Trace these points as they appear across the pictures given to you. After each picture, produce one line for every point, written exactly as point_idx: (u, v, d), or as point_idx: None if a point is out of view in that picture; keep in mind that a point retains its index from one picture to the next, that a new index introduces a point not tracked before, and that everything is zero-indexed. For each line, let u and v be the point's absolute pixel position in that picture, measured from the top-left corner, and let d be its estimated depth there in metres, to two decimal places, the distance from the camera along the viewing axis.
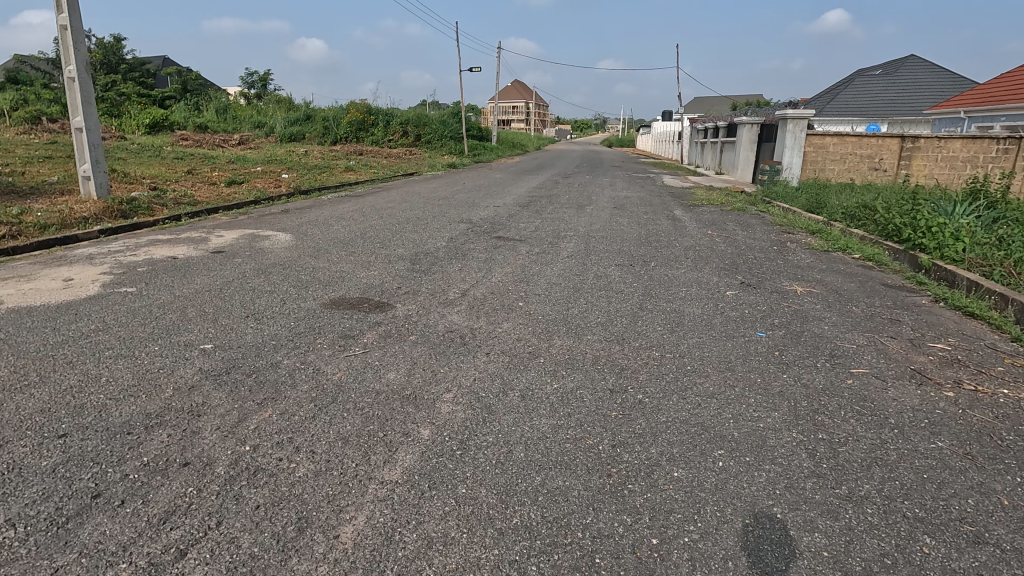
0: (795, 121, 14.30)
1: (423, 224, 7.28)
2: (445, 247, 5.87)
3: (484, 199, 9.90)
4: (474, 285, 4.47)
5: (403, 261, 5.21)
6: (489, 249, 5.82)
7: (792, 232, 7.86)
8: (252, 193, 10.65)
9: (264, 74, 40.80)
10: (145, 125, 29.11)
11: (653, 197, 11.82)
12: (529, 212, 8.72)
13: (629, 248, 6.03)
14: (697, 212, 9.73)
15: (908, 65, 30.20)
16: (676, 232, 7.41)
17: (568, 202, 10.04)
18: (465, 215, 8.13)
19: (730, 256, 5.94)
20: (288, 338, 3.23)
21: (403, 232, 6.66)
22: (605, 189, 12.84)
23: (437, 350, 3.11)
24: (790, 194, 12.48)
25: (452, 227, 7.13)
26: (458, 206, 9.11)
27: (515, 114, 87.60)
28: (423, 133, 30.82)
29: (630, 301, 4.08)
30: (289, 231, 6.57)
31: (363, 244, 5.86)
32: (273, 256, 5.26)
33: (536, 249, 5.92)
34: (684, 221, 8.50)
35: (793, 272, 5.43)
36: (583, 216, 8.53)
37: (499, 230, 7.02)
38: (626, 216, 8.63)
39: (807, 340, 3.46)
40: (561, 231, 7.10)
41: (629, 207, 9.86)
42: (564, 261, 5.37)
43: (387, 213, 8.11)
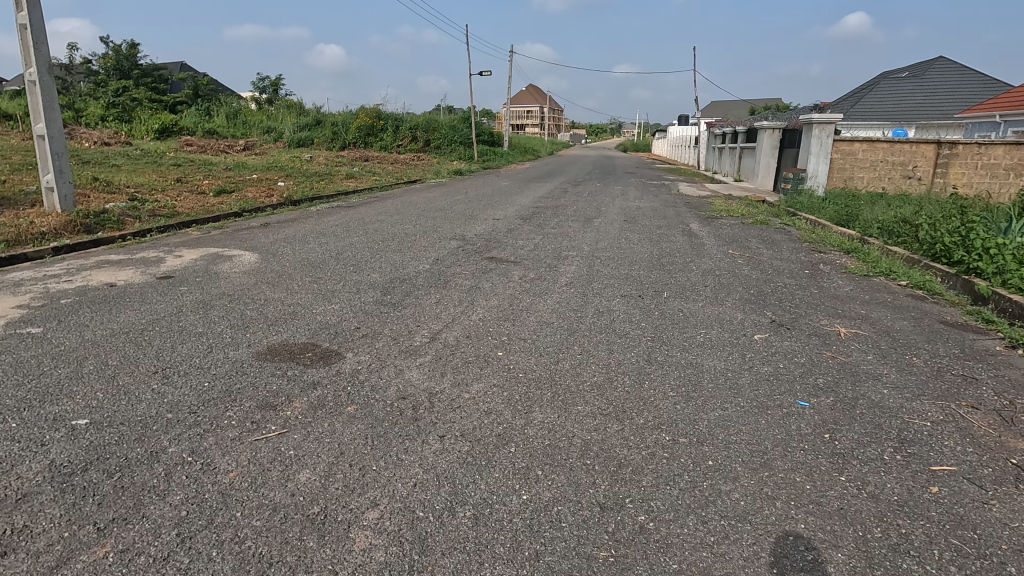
0: (821, 126, 13.36)
1: (411, 241, 6.60)
2: (427, 271, 5.17)
3: (485, 212, 9.16)
4: (449, 324, 3.74)
5: (375, 290, 4.52)
6: (477, 274, 5.10)
7: (823, 251, 7.02)
8: (239, 202, 10.06)
9: (275, 79, 40.66)
10: (154, 130, 28.95)
11: (668, 208, 11.00)
12: (530, 226, 7.98)
13: (638, 272, 5.27)
14: (715, 226, 8.90)
15: (936, 68, 28.99)
16: (692, 251, 6.62)
17: (575, 215, 9.28)
18: (460, 230, 7.43)
19: (755, 283, 5.14)
20: (190, 409, 2.51)
21: (385, 251, 5.96)
22: (616, 199, 12.06)
23: (376, 432, 2.36)
24: (816, 204, 11.58)
25: (441, 245, 6.44)
26: (455, 219, 8.42)
27: (529, 119, 87.09)
28: (433, 138, 30.26)
29: (635, 351, 3.32)
30: (258, 250, 5.92)
31: (335, 267, 5.20)
32: (226, 283, 4.58)
33: (531, 273, 5.19)
34: (700, 237, 7.70)
35: (831, 305, 4.60)
36: (588, 231, 7.79)
37: (493, 249, 6.30)
38: (636, 232, 7.85)
39: (863, 414, 2.67)
40: (562, 250, 6.35)
41: (640, 219, 9.09)
42: (561, 290, 4.64)
43: (374, 228, 7.43)
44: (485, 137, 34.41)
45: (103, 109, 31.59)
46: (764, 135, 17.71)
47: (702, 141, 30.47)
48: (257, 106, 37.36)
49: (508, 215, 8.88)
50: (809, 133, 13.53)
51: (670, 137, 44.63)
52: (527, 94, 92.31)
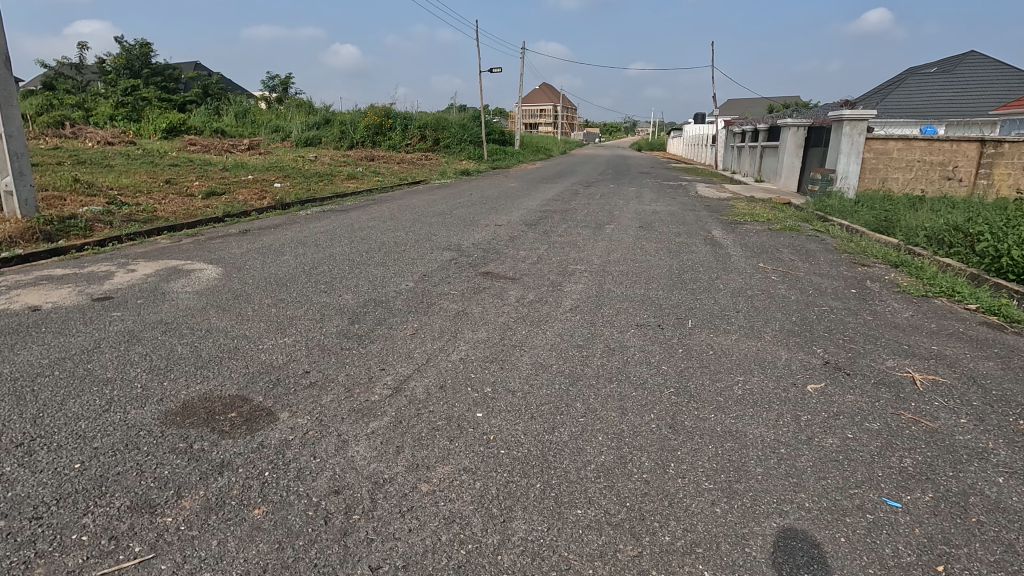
0: (852, 123, 12.43)
1: (401, 251, 5.92)
2: (410, 290, 4.47)
3: (487, 217, 8.45)
4: (423, 364, 3.04)
5: (345, 315, 3.84)
6: (469, 294, 4.39)
7: (867, 263, 6.18)
8: (226, 205, 9.44)
9: (285, 78, 40.33)
10: (162, 129, 28.68)
11: (686, 212, 10.20)
12: (535, 234, 7.26)
13: (655, 292, 4.53)
14: (739, 233, 8.10)
15: (968, 62, 27.64)
16: (716, 263, 5.85)
17: (585, 220, 8.53)
18: (457, 239, 6.74)
19: (795, 307, 4.35)
20: (36, 512, 1.81)
21: (367, 265, 5.27)
22: (630, 202, 11.28)
23: (282, 561, 1.64)
24: (848, 208, 10.70)
25: (434, 256, 5.76)
26: (454, 225, 7.73)
27: (542, 118, 86.27)
28: (442, 137, 29.63)
29: (655, 408, 2.59)
30: (226, 262, 5.27)
31: (307, 285, 4.54)
32: (170, 306, 3.91)
33: (532, 293, 4.48)
34: (724, 247, 6.90)
35: (891, 337, 3.80)
36: (599, 239, 7.05)
37: (491, 262, 5.60)
38: (652, 240, 7.10)
39: (983, 524, 1.88)
40: (569, 263, 5.61)
41: (656, 225, 8.32)
42: (564, 315, 3.92)
43: (363, 235, 6.77)
44: (496, 136, 33.69)
45: (112, 108, 31.42)
46: (788, 133, 16.74)
47: (720, 140, 29.43)
48: (267, 105, 37.04)
49: (512, 221, 8.17)
50: (839, 130, 12.60)
51: (685, 137, 43.75)
52: (541, 93, 91.41)
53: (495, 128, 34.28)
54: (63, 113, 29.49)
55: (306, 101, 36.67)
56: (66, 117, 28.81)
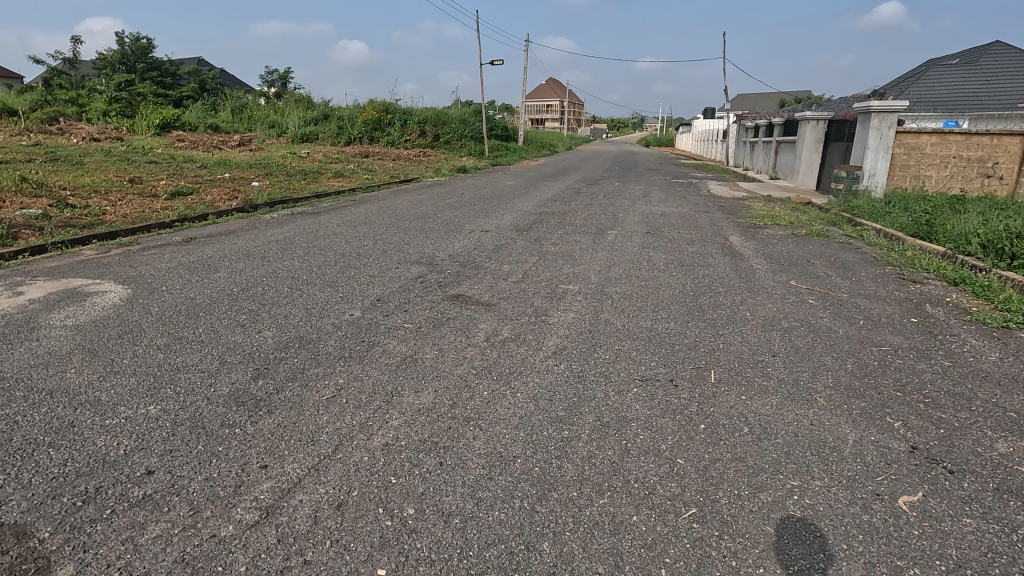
0: (881, 115, 11.35)
1: (361, 265, 5.00)
2: (353, 322, 3.53)
3: (474, 221, 7.51)
4: (328, 455, 2.10)
5: (254, 362, 2.91)
6: (426, 329, 3.45)
7: (918, 279, 5.17)
8: (188, 207, 8.56)
9: (283, 73, 39.48)
10: (156, 125, 27.90)
11: (699, 214, 9.19)
12: (525, 242, 6.31)
13: (665, 326, 3.58)
14: (760, 240, 7.09)
15: (993, 53, 26.28)
16: (738, 281, 4.86)
17: (585, 225, 7.57)
18: (432, 248, 5.80)
19: (846, 347, 3.37)
20: None
21: (313, 284, 4.34)
22: (637, 203, 10.26)
23: None
24: (878, 209, 9.66)
25: (399, 272, 4.81)
26: (434, 230, 6.80)
27: (548, 113, 85.10)
28: (442, 132, 28.64)
29: (666, 554, 1.63)
30: (142, 281, 4.36)
31: (225, 314, 3.61)
32: (28, 349, 2.99)
33: (507, 326, 3.54)
34: (745, 258, 5.91)
35: (985, 395, 2.81)
36: (598, 248, 6.09)
37: (466, 279, 4.66)
38: (661, 249, 6.11)
39: None
40: (559, 282, 4.65)
41: (665, 230, 7.34)
42: (544, 363, 2.97)
43: (324, 245, 5.84)
44: (499, 132, 32.64)
45: (106, 104, 30.69)
46: (806, 127, 15.62)
47: (732, 135, 28.24)
48: (264, 100, 36.23)
49: (501, 226, 7.22)
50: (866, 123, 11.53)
51: (694, 133, 42.61)
52: (547, 87, 90.06)
53: (498, 123, 33.23)
54: (55, 109, 28.86)
55: (305, 96, 35.86)
56: (58, 113, 28.17)
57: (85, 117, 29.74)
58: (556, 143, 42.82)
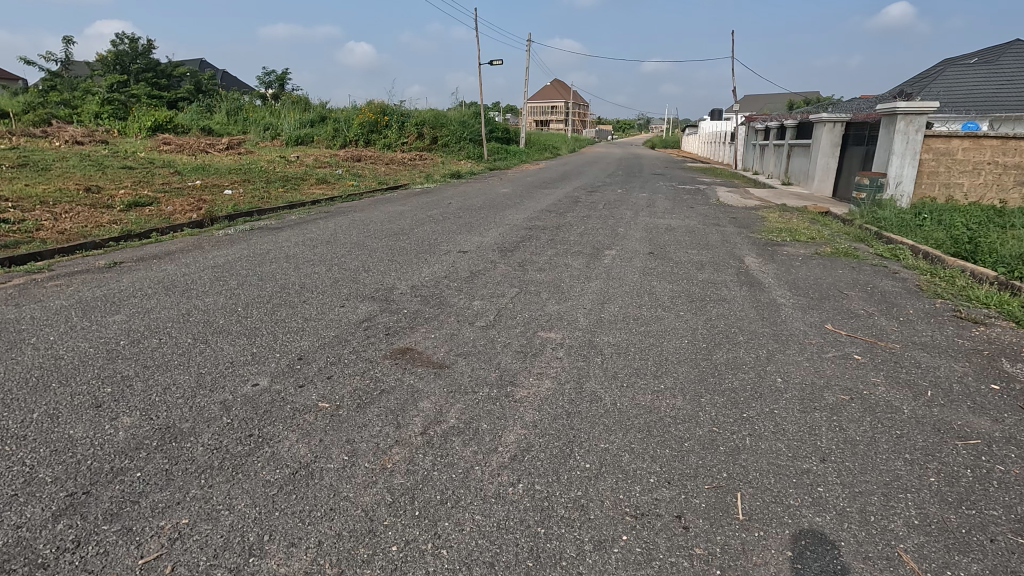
0: (907, 118, 10.36)
1: (300, 301, 4.12)
2: (251, 400, 2.64)
3: (453, 240, 6.63)
4: None
5: (74, 480, 2.02)
6: (344, 411, 2.56)
7: (981, 319, 4.22)
8: (140, 221, 7.75)
9: (281, 74, 38.84)
10: (148, 128, 27.20)
11: (708, 228, 8.25)
12: (506, 267, 5.41)
13: (668, 405, 2.67)
14: (780, 262, 6.15)
15: (1014, 51, 25.16)
16: (759, 323, 3.94)
17: (579, 244, 6.66)
18: (394, 276, 4.92)
19: (921, 441, 2.44)
20: None
21: (227, 334, 3.46)
22: (639, 214, 9.35)
23: None
24: (908, 222, 8.68)
25: (342, 311, 3.93)
26: (405, 251, 5.92)
27: (553, 115, 84.29)
28: (440, 135, 27.80)
29: None
30: (14, 328, 3.48)
31: (85, 386, 2.72)
32: None
33: (455, 404, 2.64)
34: (764, 288, 4.99)
35: None
36: (591, 275, 5.18)
37: (423, 324, 3.77)
38: (665, 276, 5.20)
39: None
40: (538, 327, 3.74)
41: (670, 250, 6.42)
42: (493, 481, 2.06)
43: (268, 271, 4.97)
44: (499, 134, 31.77)
45: (98, 106, 30.06)
46: (822, 131, 14.63)
47: (740, 137, 27.23)
48: (261, 101, 35.55)
49: (483, 246, 6.33)
50: (891, 126, 10.56)
51: (702, 135, 41.63)
52: (551, 89, 89.20)
53: (498, 125, 32.37)
54: (47, 111, 28.34)
55: (302, 98, 35.19)
56: (50, 115, 27.59)
57: (77, 120, 29.13)
58: (559, 145, 41.95)
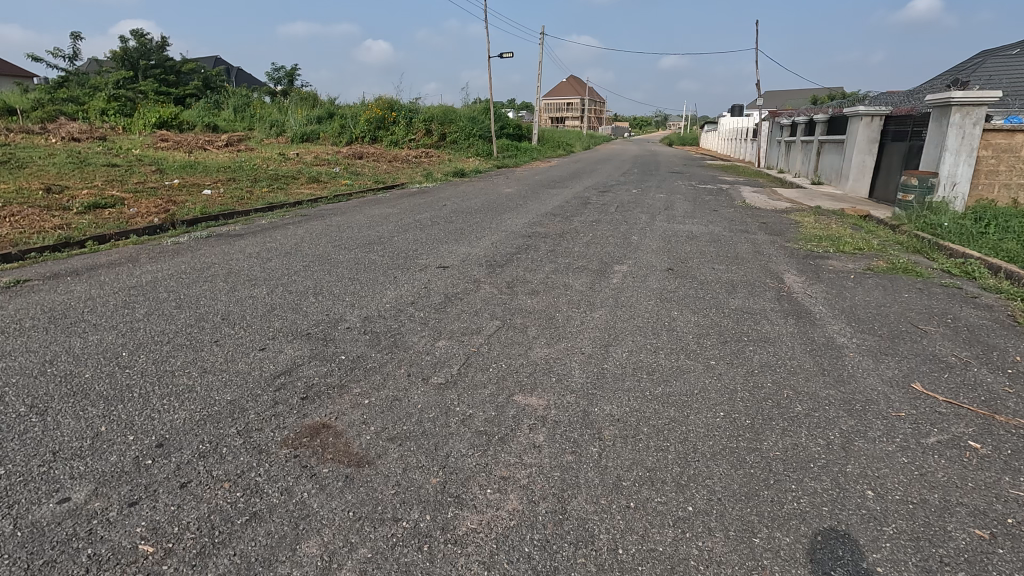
0: (964, 110, 9.12)
1: (210, 340, 3.17)
2: (38, 537, 1.67)
3: (433, 252, 5.66)
4: None
5: None
6: (170, 570, 1.57)
7: None
8: (92, 225, 6.90)
9: (290, 70, 38.26)
10: (152, 125, 26.63)
11: (735, 236, 7.17)
12: (490, 289, 4.42)
13: (698, 559, 1.65)
14: (828, 282, 5.05)
15: None
16: (820, 381, 2.89)
17: (584, 257, 5.63)
18: (346, 303, 3.95)
19: None
20: None
21: (81, 397, 2.50)
22: (656, 219, 8.28)
23: None
24: (970, 229, 7.48)
25: (258, 359, 2.96)
26: (373, 267, 4.96)
27: (568, 112, 83.04)
28: (449, 131, 26.84)
29: None
30: None
31: None
32: None
33: (356, 553, 1.65)
34: (815, 320, 3.91)
35: None
36: (594, 301, 4.16)
37: (360, 378, 2.78)
38: (687, 303, 4.15)
39: None
40: (515, 386, 2.74)
41: (691, 265, 5.37)
42: None
43: (194, 295, 4.03)
44: (510, 131, 30.76)
45: (104, 102, 29.62)
46: (858, 126, 13.34)
47: (763, 133, 25.85)
48: (270, 98, 34.98)
49: (469, 260, 5.34)
50: (945, 119, 9.33)
51: (721, 131, 40.18)
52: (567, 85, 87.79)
53: (510, 121, 31.32)
54: (53, 107, 28.01)
55: (311, 94, 34.54)
56: (57, 111, 27.22)
57: (83, 117, 28.71)
58: (574, 142, 40.81)
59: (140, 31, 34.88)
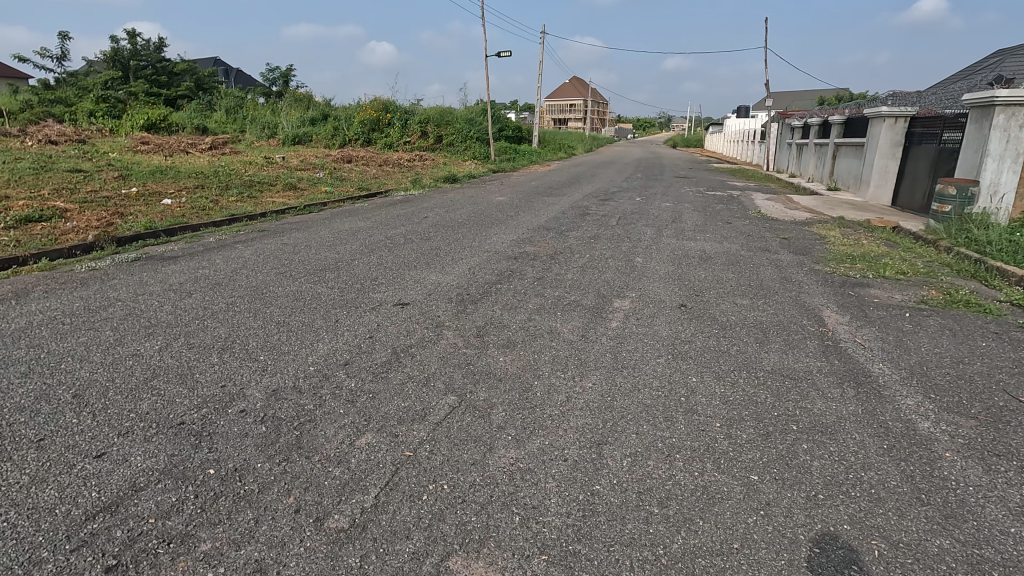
0: (1009, 111, 8.13)
1: (32, 438, 2.22)
2: None
3: (395, 281, 4.70)
4: None
5: None
6: None
7: None
8: (13, 243, 6.01)
9: (285, 71, 37.56)
10: (140, 126, 25.76)
11: (754, 256, 6.20)
12: (453, 338, 3.47)
13: None
14: (879, 322, 4.07)
15: None
16: (920, 519, 1.92)
17: (577, 288, 4.67)
18: (257, 365, 2.99)
19: None
20: None
21: None
22: (662, 234, 7.32)
23: None
24: None
25: (83, 477, 2.01)
26: (314, 305, 4.01)
27: (570, 113, 82.22)
28: (445, 133, 25.90)
29: None
30: None
31: None
32: None
33: None
34: (879, 388, 2.95)
35: None
36: (587, 358, 3.19)
37: (221, 517, 1.83)
38: (707, 361, 3.18)
39: None
40: (454, 535, 1.78)
41: (707, 299, 4.41)
42: None
43: (61, 351, 3.08)
44: (509, 133, 29.80)
45: (93, 103, 28.80)
46: (880, 128, 12.34)
47: (771, 135, 24.84)
48: (264, 99, 34.14)
49: (436, 294, 4.38)
50: (987, 122, 8.33)
51: (727, 133, 39.25)
52: (569, 86, 86.89)
53: (509, 123, 30.38)
54: (40, 109, 27.26)
55: (306, 95, 33.76)
56: (43, 112, 26.41)
57: (71, 118, 27.91)
58: (575, 144, 39.89)
59: (131, 31, 34.15)
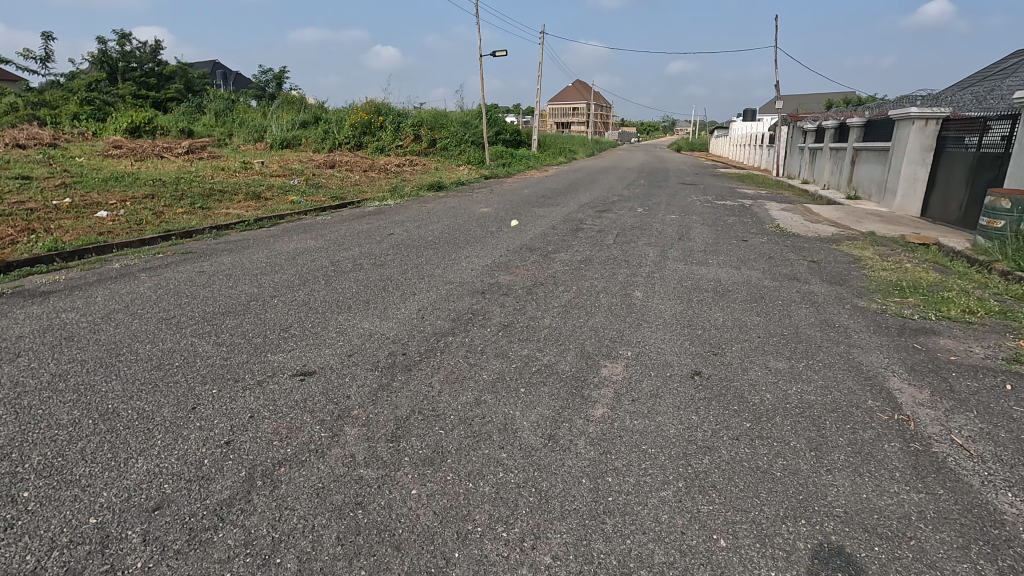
0: None
1: None
2: None
3: (312, 332, 3.54)
4: None
5: None
6: None
7: None
8: None
9: (279, 74, 36.72)
10: (124, 130, 24.79)
11: (781, 288, 5.03)
12: (352, 444, 2.30)
13: None
14: (976, 403, 2.88)
15: None
16: None
17: (553, 342, 3.50)
18: (6, 512, 1.84)
19: None
20: None
21: None
22: (666, 256, 6.16)
23: None
24: None
25: None
26: (179, 375, 2.86)
27: (573, 117, 81.33)
28: (439, 137, 24.81)
29: None
30: None
31: None
32: None
33: None
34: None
35: None
36: (550, 491, 2.02)
37: None
38: (739, 496, 2.01)
39: None
40: None
41: (729, 363, 3.24)
42: None
43: None
44: (506, 136, 28.68)
45: (78, 106, 27.90)
46: (909, 131, 11.13)
47: (781, 139, 23.61)
48: (256, 102, 33.19)
49: (361, 354, 3.23)
50: None
51: (734, 136, 38.12)
52: (572, 90, 86.10)
53: (507, 126, 29.28)
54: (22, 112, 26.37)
55: (299, 98, 32.83)
56: (24, 115, 25.49)
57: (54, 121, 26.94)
58: (577, 148, 38.84)
59: (121, 32, 33.32)
